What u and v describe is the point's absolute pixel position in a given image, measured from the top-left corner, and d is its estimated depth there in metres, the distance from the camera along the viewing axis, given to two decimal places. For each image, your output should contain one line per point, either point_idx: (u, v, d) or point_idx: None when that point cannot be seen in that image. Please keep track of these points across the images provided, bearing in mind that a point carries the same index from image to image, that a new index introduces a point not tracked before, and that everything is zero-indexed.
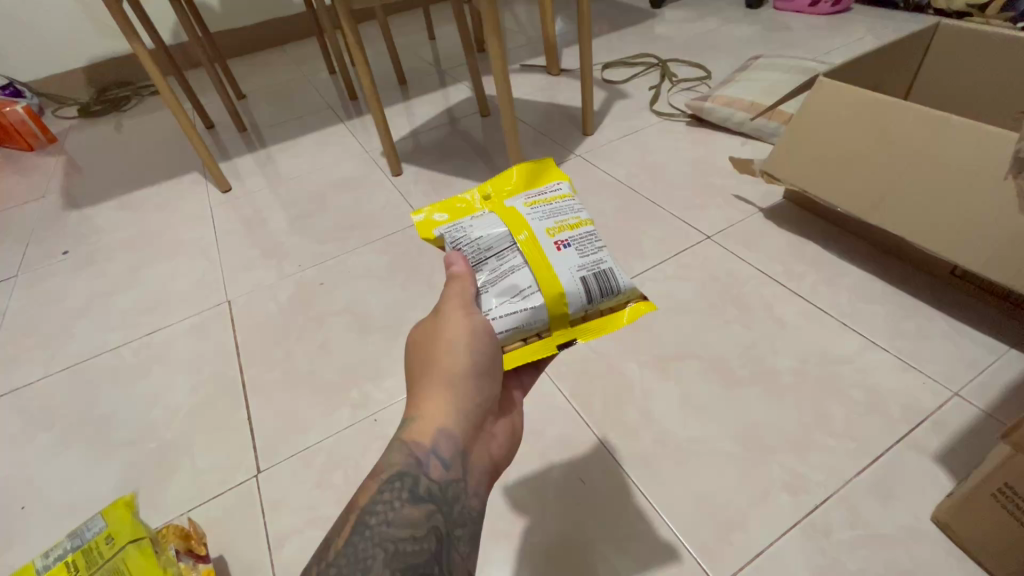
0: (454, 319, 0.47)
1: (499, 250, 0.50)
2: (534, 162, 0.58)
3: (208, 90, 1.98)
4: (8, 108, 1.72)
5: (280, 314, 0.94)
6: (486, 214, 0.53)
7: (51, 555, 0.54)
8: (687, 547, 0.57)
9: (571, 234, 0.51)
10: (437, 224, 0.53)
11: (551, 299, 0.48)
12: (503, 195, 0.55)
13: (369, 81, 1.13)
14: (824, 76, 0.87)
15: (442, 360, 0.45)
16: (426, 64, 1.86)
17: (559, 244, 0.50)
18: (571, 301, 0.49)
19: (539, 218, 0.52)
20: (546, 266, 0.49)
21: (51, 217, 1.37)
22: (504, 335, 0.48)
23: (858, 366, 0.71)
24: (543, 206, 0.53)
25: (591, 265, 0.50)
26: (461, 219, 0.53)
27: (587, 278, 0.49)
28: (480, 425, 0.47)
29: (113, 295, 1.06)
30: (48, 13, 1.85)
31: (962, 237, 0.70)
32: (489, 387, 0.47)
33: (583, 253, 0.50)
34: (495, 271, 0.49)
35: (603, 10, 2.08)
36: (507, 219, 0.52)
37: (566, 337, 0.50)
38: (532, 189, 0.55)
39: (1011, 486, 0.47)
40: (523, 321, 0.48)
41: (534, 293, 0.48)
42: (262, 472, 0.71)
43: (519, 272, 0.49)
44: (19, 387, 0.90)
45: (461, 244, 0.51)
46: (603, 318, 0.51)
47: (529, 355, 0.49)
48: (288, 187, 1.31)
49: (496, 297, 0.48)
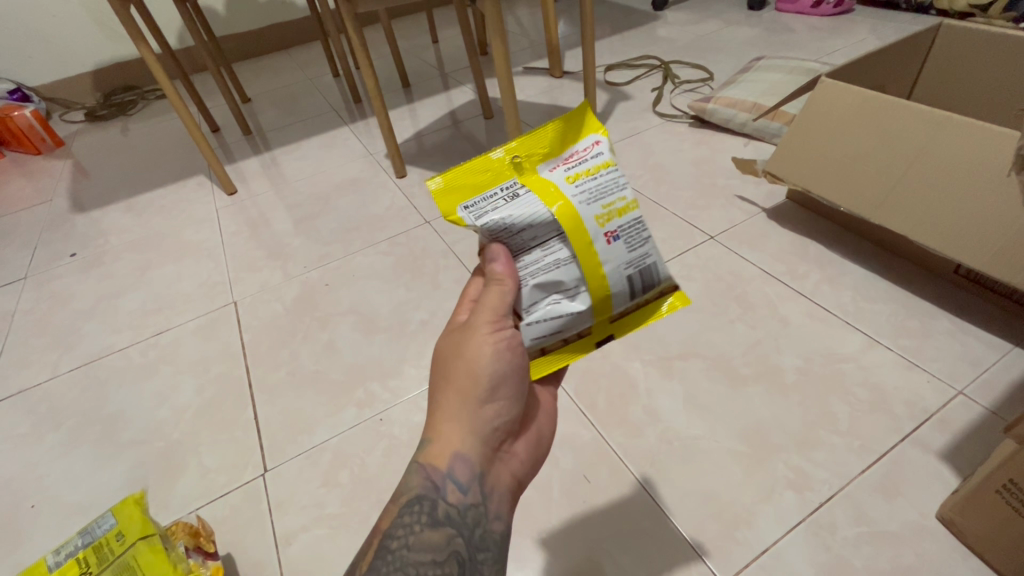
0: (482, 336, 0.42)
1: (543, 241, 0.41)
2: (568, 113, 0.44)
3: (213, 94, 1.99)
4: (16, 113, 1.73)
5: (286, 315, 0.94)
6: (519, 189, 0.41)
7: (63, 552, 0.55)
8: (689, 543, 0.58)
9: (620, 223, 0.42)
10: (461, 198, 0.41)
11: (597, 300, 0.42)
12: (534, 162, 0.43)
13: (373, 83, 1.13)
14: (826, 77, 0.88)
15: (462, 381, 0.42)
16: (430, 67, 1.88)
17: (609, 236, 0.41)
18: (616, 300, 0.43)
19: (584, 200, 0.41)
20: (594, 263, 0.41)
21: (59, 220, 1.38)
22: (547, 338, 0.43)
23: (861, 364, 0.71)
24: (588, 181, 0.41)
25: (638, 260, 0.43)
26: (491, 192, 0.41)
27: (634, 275, 0.43)
28: (499, 446, 0.45)
29: (120, 297, 1.07)
30: (54, 18, 1.87)
31: (966, 237, 0.70)
32: (509, 408, 0.45)
33: (631, 245, 0.42)
34: (538, 266, 0.42)
35: (605, 13, 2.09)
36: (548, 200, 0.40)
37: (605, 333, 0.45)
38: (568, 154, 0.43)
39: (1015, 482, 0.47)
40: (566, 323, 0.43)
41: (579, 294, 0.42)
42: (269, 471, 0.71)
43: (565, 268, 0.41)
44: (28, 388, 0.91)
45: (496, 231, 0.41)
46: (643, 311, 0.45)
47: (569, 356, 0.45)
48: (293, 189, 1.31)
49: (540, 298, 0.42)
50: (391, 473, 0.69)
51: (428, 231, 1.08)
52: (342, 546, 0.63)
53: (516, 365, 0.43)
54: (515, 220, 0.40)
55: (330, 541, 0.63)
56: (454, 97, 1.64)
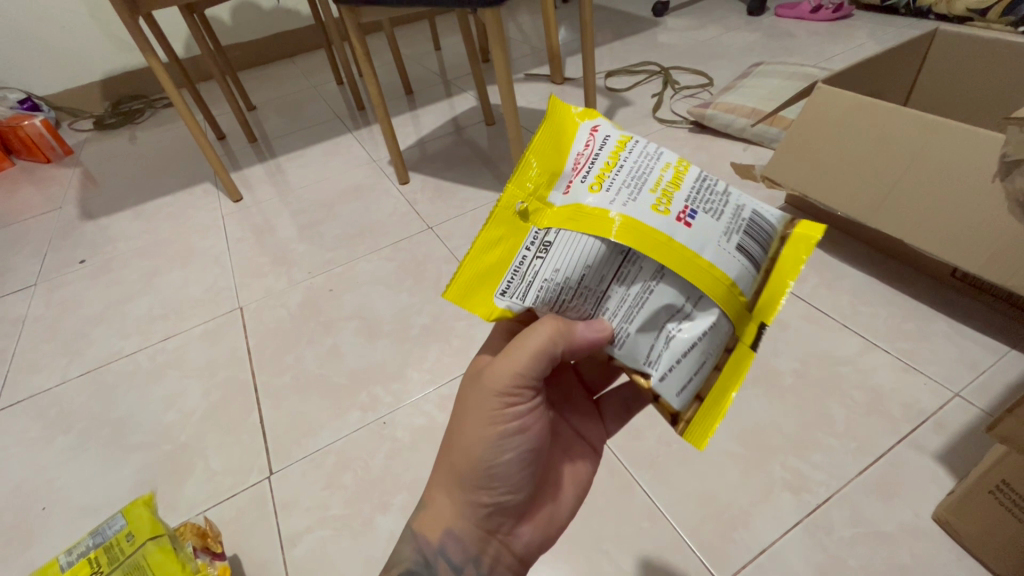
0: (480, 415, 0.40)
1: (612, 272, 0.36)
2: (543, 120, 0.38)
3: (219, 103, 2.02)
4: (26, 122, 1.76)
5: (291, 320, 0.96)
6: (549, 234, 0.36)
7: (74, 552, 0.56)
8: (686, 542, 0.59)
9: (682, 196, 0.36)
10: (493, 284, 0.37)
11: (726, 300, 0.35)
12: (541, 190, 0.37)
13: (377, 91, 1.15)
14: (822, 83, 0.89)
15: (456, 461, 0.42)
16: (432, 74, 1.90)
17: (682, 218, 0.35)
18: (742, 284, 0.36)
19: (628, 197, 0.35)
20: (695, 261, 0.34)
21: (67, 227, 1.40)
22: (695, 380, 0.37)
23: (858, 366, 0.72)
24: (615, 178, 0.36)
25: (732, 226, 0.36)
26: (517, 259, 0.36)
27: (740, 242, 0.36)
28: (497, 528, 0.44)
29: (128, 303, 1.09)
30: (63, 29, 1.91)
31: (958, 241, 0.71)
32: (510, 492, 0.43)
33: (712, 214, 0.36)
34: (627, 311, 0.36)
35: (606, 19, 2.11)
36: (587, 225, 0.35)
37: (756, 333, 0.38)
38: (571, 164, 0.37)
39: (1008, 483, 0.48)
40: (705, 347, 0.36)
41: (696, 309, 0.35)
42: (275, 473, 0.72)
43: (658, 291, 0.35)
44: (39, 392, 0.92)
45: (549, 297, 0.36)
46: (778, 273, 0.38)
47: (730, 379, 0.38)
48: (297, 196, 1.33)
49: (658, 340, 0.36)
50: (393, 475, 0.70)
51: (431, 236, 1.09)
52: (346, 547, 0.64)
53: (514, 448, 0.41)
54: (561, 272, 0.35)
55: (335, 542, 0.64)
56: (457, 103, 1.66)
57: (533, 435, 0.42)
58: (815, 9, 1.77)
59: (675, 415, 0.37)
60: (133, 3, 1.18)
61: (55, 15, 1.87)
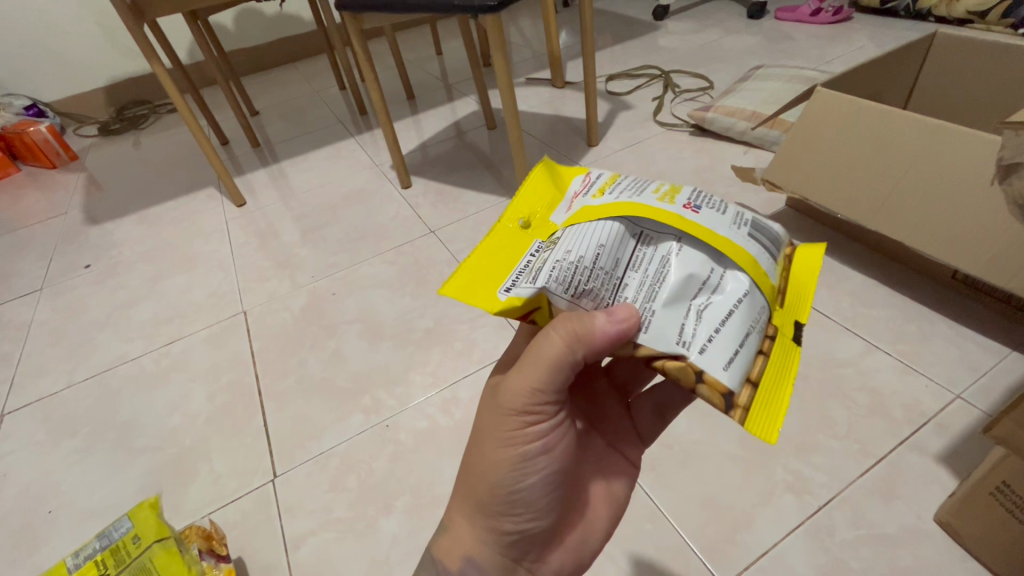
0: (499, 439, 0.40)
1: (627, 254, 0.35)
2: (537, 169, 0.43)
3: (223, 108, 2.04)
4: (31, 128, 1.78)
5: (294, 323, 0.96)
6: (561, 232, 0.36)
7: (81, 555, 0.56)
8: (689, 543, 0.59)
9: (685, 195, 0.38)
10: (499, 283, 0.37)
11: (751, 270, 0.34)
12: (544, 217, 0.40)
13: (379, 96, 1.16)
14: (820, 86, 0.89)
15: (477, 487, 0.42)
16: (434, 79, 1.91)
17: (689, 207, 0.36)
18: (765, 265, 0.35)
19: (633, 194, 0.37)
20: (709, 235, 0.35)
21: (73, 232, 1.41)
22: (743, 356, 0.32)
23: (859, 368, 0.72)
24: (617, 187, 0.38)
25: (738, 218, 0.37)
26: (525, 260, 0.37)
27: (751, 231, 0.36)
28: (522, 554, 0.44)
29: (134, 307, 1.10)
30: (69, 36, 1.93)
31: (958, 243, 0.71)
32: (533, 518, 0.43)
33: (717, 207, 0.37)
34: (650, 283, 0.34)
35: (607, 23, 2.12)
36: (599, 215, 0.36)
37: (790, 326, 0.36)
38: (572, 195, 0.41)
39: (1008, 484, 0.48)
40: (744, 317, 0.33)
41: (723, 278, 0.34)
42: (279, 476, 0.73)
43: (678, 260, 0.34)
44: (45, 396, 0.93)
45: (565, 277, 0.34)
46: (794, 278, 0.39)
47: (781, 368, 0.34)
48: (300, 200, 1.34)
49: (689, 317, 0.33)
50: (396, 478, 0.70)
51: (433, 240, 1.10)
52: (350, 550, 0.64)
53: (535, 472, 0.41)
54: (574, 252, 0.34)
55: (339, 545, 0.65)
56: (458, 108, 1.67)
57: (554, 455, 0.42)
58: (815, 12, 1.77)
59: (731, 400, 0.32)
60: (139, 9, 1.19)
61: (61, 22, 1.89)
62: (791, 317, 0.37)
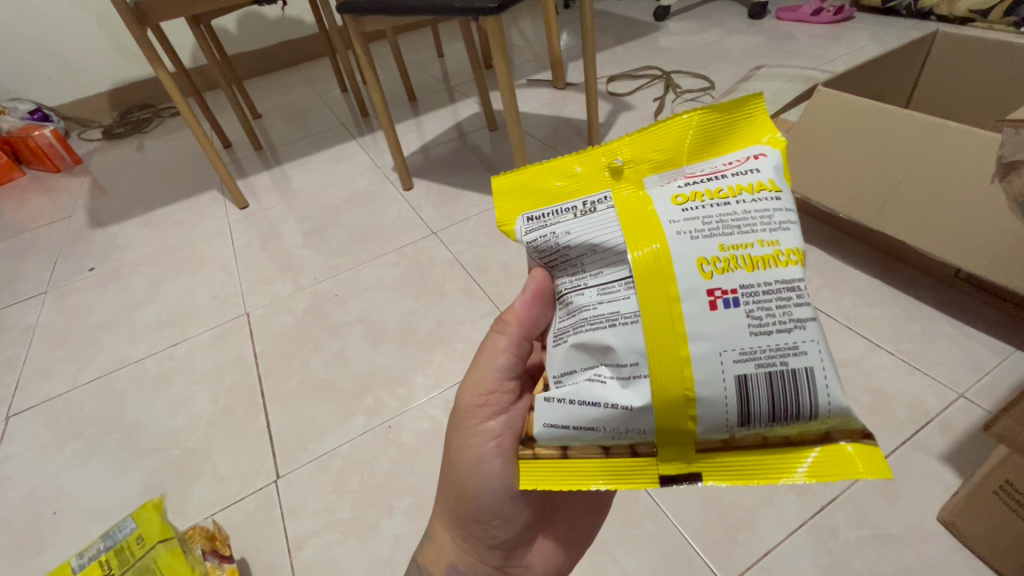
0: (457, 442, 0.41)
1: (609, 275, 0.31)
2: (733, 103, 0.33)
3: (226, 112, 2.05)
4: (36, 132, 1.79)
5: (297, 325, 0.97)
6: (604, 206, 0.33)
7: (86, 555, 0.57)
8: (691, 543, 0.59)
9: (745, 277, 0.28)
10: (533, 204, 0.35)
11: (664, 401, 0.29)
12: (645, 168, 0.33)
13: (381, 98, 1.16)
14: (821, 86, 0.89)
15: (448, 496, 0.43)
16: (435, 80, 1.91)
17: (717, 296, 0.28)
18: (703, 411, 0.29)
19: (687, 233, 0.29)
20: (676, 339, 0.29)
21: (77, 235, 1.42)
22: (572, 433, 0.31)
23: (862, 368, 0.72)
24: (707, 209, 0.30)
25: (781, 351, 0.28)
26: (559, 202, 0.34)
27: (758, 374, 0.28)
28: (503, 560, 0.44)
29: (137, 309, 1.10)
30: (73, 40, 1.95)
31: (960, 241, 0.71)
32: (506, 523, 0.42)
33: (757, 322, 0.28)
34: (588, 314, 0.31)
35: (608, 24, 2.12)
36: (630, 226, 0.31)
37: (682, 468, 0.30)
38: (697, 167, 0.32)
39: (1012, 483, 0.48)
40: (610, 419, 0.30)
41: (637, 379, 0.29)
42: (282, 477, 0.73)
43: (622, 329, 0.30)
44: (49, 398, 0.93)
45: (545, 251, 0.34)
46: (769, 456, 0.30)
47: (611, 475, 0.32)
48: (302, 203, 1.35)
49: (587, 371, 0.31)
50: (398, 480, 0.70)
51: (434, 242, 1.10)
52: (352, 550, 0.64)
53: (496, 479, 0.40)
54: (570, 237, 0.33)
55: (341, 546, 0.65)
56: (460, 110, 1.67)
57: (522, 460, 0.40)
58: (816, 12, 1.77)
59: (530, 438, 0.33)
60: (142, 14, 1.20)
61: (65, 26, 1.91)
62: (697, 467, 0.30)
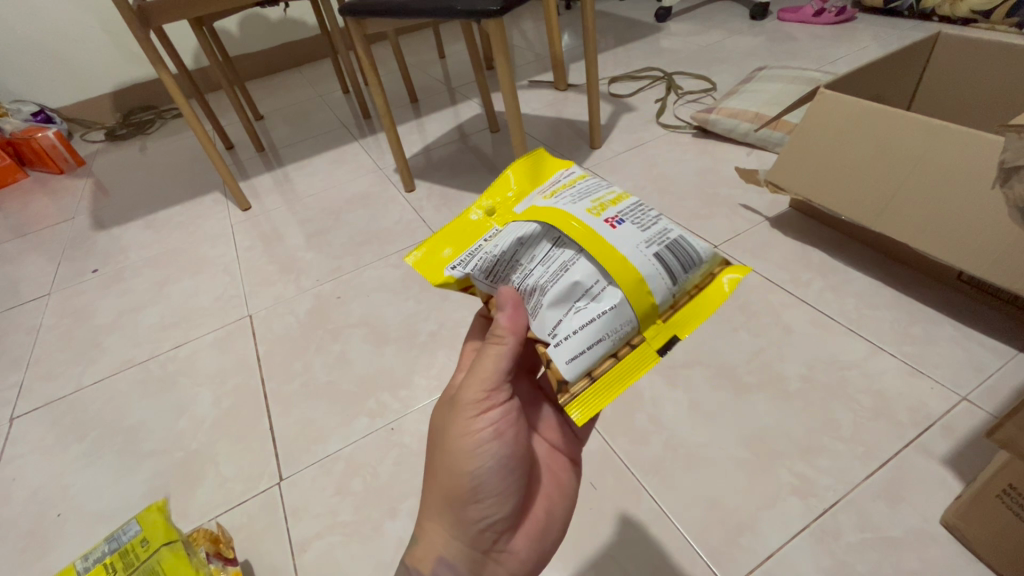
0: (457, 428, 0.43)
1: (539, 254, 0.42)
2: (526, 159, 0.48)
3: (228, 113, 2.06)
4: (39, 134, 1.80)
5: (298, 328, 0.97)
6: (506, 225, 0.44)
7: (91, 557, 0.57)
8: (693, 546, 0.59)
9: (616, 210, 0.43)
10: (448, 261, 0.44)
11: (632, 290, 0.39)
12: (509, 203, 0.46)
13: (382, 99, 1.16)
14: (824, 87, 0.90)
15: (445, 482, 0.44)
16: (437, 82, 1.92)
17: (610, 222, 0.41)
18: (654, 286, 0.40)
19: (570, 202, 0.43)
20: (612, 252, 0.39)
21: (80, 237, 1.43)
22: (589, 354, 0.39)
23: (865, 371, 0.72)
24: (566, 192, 0.44)
25: (659, 236, 0.42)
26: (473, 243, 0.44)
27: (661, 251, 0.41)
28: (490, 546, 0.45)
29: (141, 311, 1.11)
30: (76, 42, 1.95)
31: (966, 246, 0.71)
32: (497, 506, 0.44)
33: (638, 227, 0.42)
34: (543, 282, 0.41)
35: (610, 25, 2.12)
36: (538, 216, 0.42)
37: (664, 338, 0.41)
38: (540, 188, 0.46)
39: (1015, 487, 0.48)
40: (604, 326, 0.39)
41: (606, 290, 0.39)
42: (284, 479, 0.73)
43: (576, 267, 0.40)
44: (54, 400, 0.94)
45: (487, 268, 0.42)
46: (699, 299, 0.42)
47: (628, 371, 0.40)
48: (304, 204, 1.35)
49: (564, 313, 0.40)
50: (402, 481, 0.70)
51: None
52: (354, 552, 0.65)
53: (491, 457, 0.43)
54: (498, 249, 0.42)
55: (344, 547, 0.65)
56: (462, 111, 1.67)
57: (515, 436, 0.45)
58: (818, 12, 1.78)
59: (562, 382, 0.39)
60: (145, 16, 1.20)
61: (68, 28, 1.92)
62: (670, 331, 0.41)
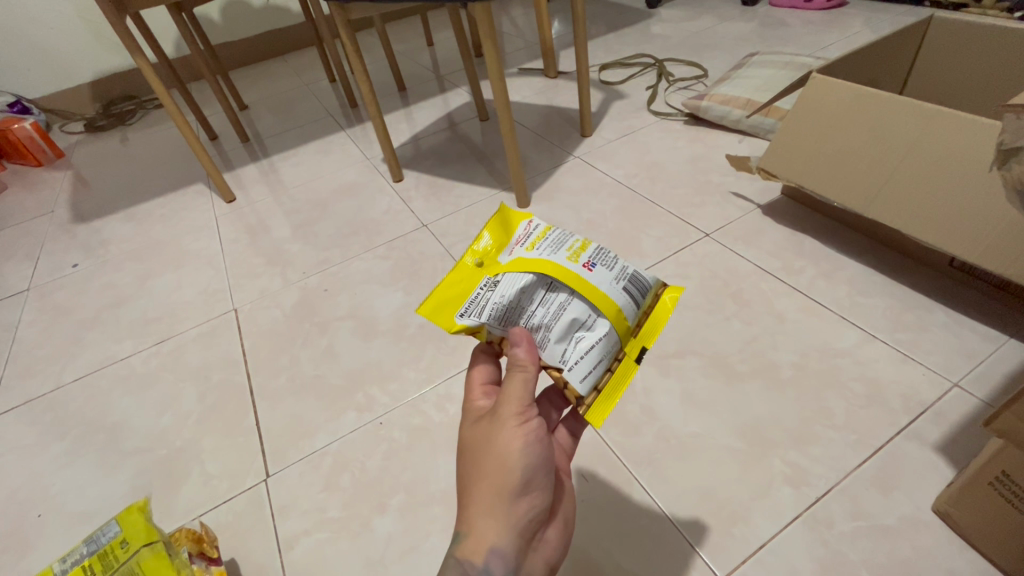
0: (506, 425, 0.42)
1: (535, 297, 0.43)
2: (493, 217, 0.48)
3: (211, 103, 2.01)
4: (15, 125, 1.75)
5: (285, 321, 0.95)
6: (499, 275, 0.43)
7: (69, 560, 0.56)
8: (686, 538, 0.58)
9: (588, 253, 0.45)
10: (453, 309, 0.43)
11: (615, 318, 0.43)
12: (493, 255, 0.46)
13: (368, 89, 1.13)
14: (817, 72, 0.88)
15: (495, 475, 0.40)
16: (425, 70, 1.88)
17: (586, 265, 0.44)
18: (627, 312, 0.44)
19: (550, 251, 0.44)
20: (597, 294, 0.43)
21: (59, 231, 1.39)
22: (594, 372, 0.43)
23: (857, 358, 0.71)
24: (543, 242, 0.45)
25: (623, 270, 0.45)
26: (475, 292, 0.43)
27: (627, 284, 0.45)
28: (533, 540, 0.42)
29: (122, 306, 1.08)
30: (50, 29, 1.89)
31: (961, 232, 0.70)
32: (540, 498, 0.43)
33: (608, 266, 0.45)
34: (547, 319, 0.42)
35: (601, 11, 2.09)
36: (524, 267, 0.43)
37: (637, 349, 0.45)
38: (513, 238, 0.47)
39: (1009, 475, 0.47)
40: (602, 351, 0.43)
41: (597, 321, 0.43)
42: (271, 476, 0.72)
43: (573, 305, 0.42)
44: (32, 398, 0.91)
45: (499, 315, 0.42)
46: (654, 314, 0.47)
47: (619, 380, 0.44)
48: (291, 195, 1.32)
49: (568, 345, 0.42)
50: (391, 476, 0.69)
51: (425, 234, 1.08)
52: (344, 549, 0.63)
53: (540, 451, 0.42)
54: (506, 298, 0.42)
55: (333, 544, 0.64)
56: (450, 99, 1.65)
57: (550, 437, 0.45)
58: None
59: (579, 398, 0.43)
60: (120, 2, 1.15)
61: (43, 15, 1.86)
62: (639, 344, 0.46)
